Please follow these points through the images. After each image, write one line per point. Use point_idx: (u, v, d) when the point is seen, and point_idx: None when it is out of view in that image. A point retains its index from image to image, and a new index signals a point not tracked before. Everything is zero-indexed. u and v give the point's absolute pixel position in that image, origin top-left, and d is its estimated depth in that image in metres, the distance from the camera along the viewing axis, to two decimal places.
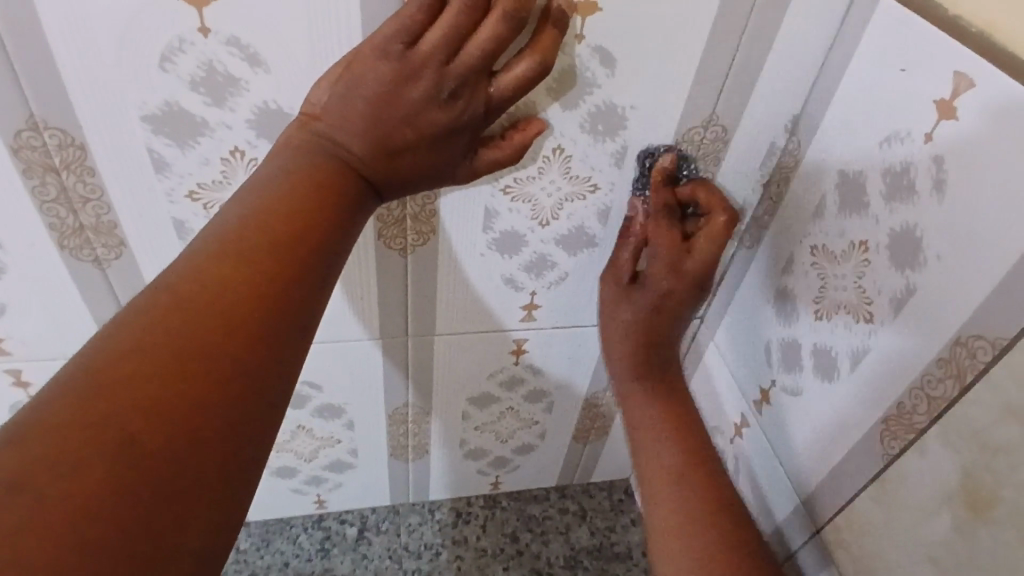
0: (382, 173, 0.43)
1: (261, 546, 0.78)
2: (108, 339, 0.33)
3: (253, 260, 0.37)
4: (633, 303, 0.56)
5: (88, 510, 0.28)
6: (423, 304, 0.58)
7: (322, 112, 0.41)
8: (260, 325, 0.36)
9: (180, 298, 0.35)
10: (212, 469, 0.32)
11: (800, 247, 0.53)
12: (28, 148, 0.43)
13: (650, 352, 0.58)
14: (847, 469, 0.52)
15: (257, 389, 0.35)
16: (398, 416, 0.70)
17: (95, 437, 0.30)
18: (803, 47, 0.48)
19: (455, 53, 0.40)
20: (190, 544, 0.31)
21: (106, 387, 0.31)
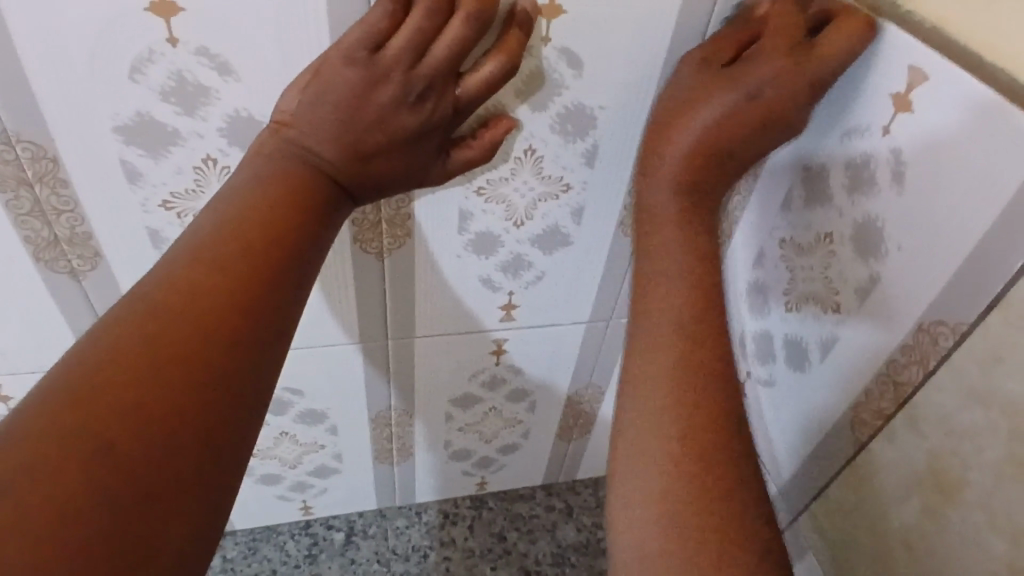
0: (356, 177, 0.43)
1: (248, 554, 0.78)
2: (85, 349, 0.34)
3: (226, 267, 0.37)
4: (715, 94, 0.45)
5: (65, 520, 0.29)
6: (402, 307, 0.59)
7: (292, 119, 0.41)
8: (236, 330, 0.36)
9: (154, 306, 0.35)
10: (193, 473, 0.32)
11: (770, 240, 0.54)
12: (0, 161, 0.43)
13: (694, 183, 0.47)
14: (820, 458, 0.53)
15: (234, 394, 0.35)
16: (381, 419, 0.70)
17: (71, 445, 0.30)
18: None
19: (420, 57, 0.41)
20: (171, 546, 0.31)
21: (81, 396, 0.32)
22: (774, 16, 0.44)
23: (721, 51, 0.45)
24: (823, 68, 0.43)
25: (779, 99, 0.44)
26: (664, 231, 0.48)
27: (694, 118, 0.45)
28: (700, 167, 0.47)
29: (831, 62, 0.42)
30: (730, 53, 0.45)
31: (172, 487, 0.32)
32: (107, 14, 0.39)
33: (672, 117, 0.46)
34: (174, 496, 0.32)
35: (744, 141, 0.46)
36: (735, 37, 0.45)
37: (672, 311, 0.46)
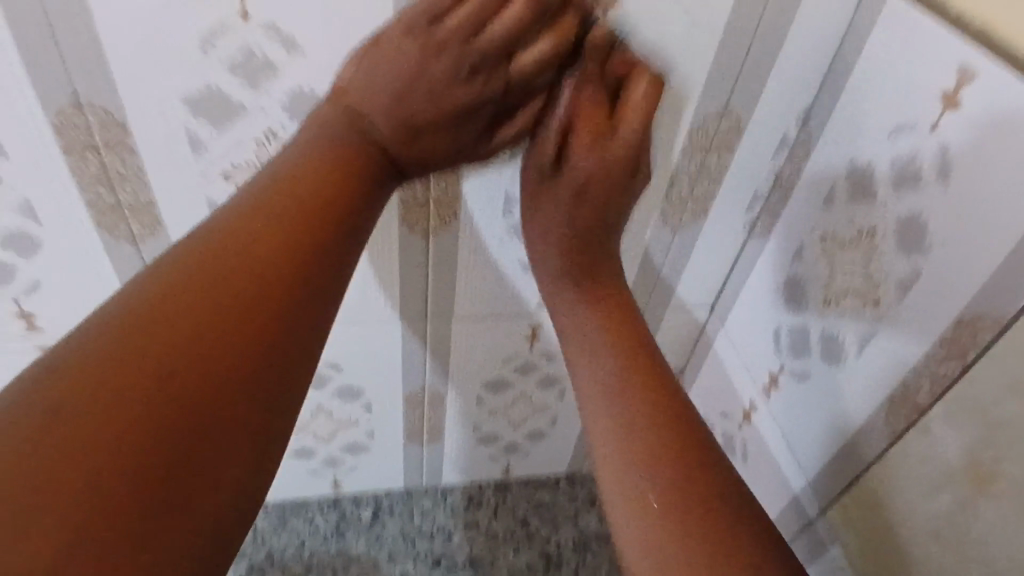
0: (406, 147, 0.45)
1: (278, 526, 0.80)
2: (144, 291, 0.36)
3: (284, 226, 0.39)
4: (575, 158, 0.49)
5: (99, 476, 0.30)
6: (443, 287, 0.60)
7: (350, 87, 0.43)
8: (293, 286, 0.38)
9: (213, 257, 0.38)
10: (225, 439, 0.34)
11: (811, 235, 0.55)
12: (70, 127, 0.45)
13: (593, 228, 0.52)
14: (853, 450, 0.53)
15: (286, 346, 0.37)
16: (414, 399, 0.72)
17: (127, 383, 0.33)
18: (817, 38, 0.49)
19: (478, 32, 0.43)
20: (217, 488, 0.34)
21: (140, 335, 0.34)
22: (636, 78, 0.47)
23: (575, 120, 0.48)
24: (633, 144, 0.48)
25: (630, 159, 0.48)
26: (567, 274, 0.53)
27: (568, 171, 0.49)
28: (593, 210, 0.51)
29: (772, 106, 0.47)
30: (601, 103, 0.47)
31: (204, 452, 0.33)
32: None
33: (542, 167, 0.50)
34: (204, 461, 0.33)
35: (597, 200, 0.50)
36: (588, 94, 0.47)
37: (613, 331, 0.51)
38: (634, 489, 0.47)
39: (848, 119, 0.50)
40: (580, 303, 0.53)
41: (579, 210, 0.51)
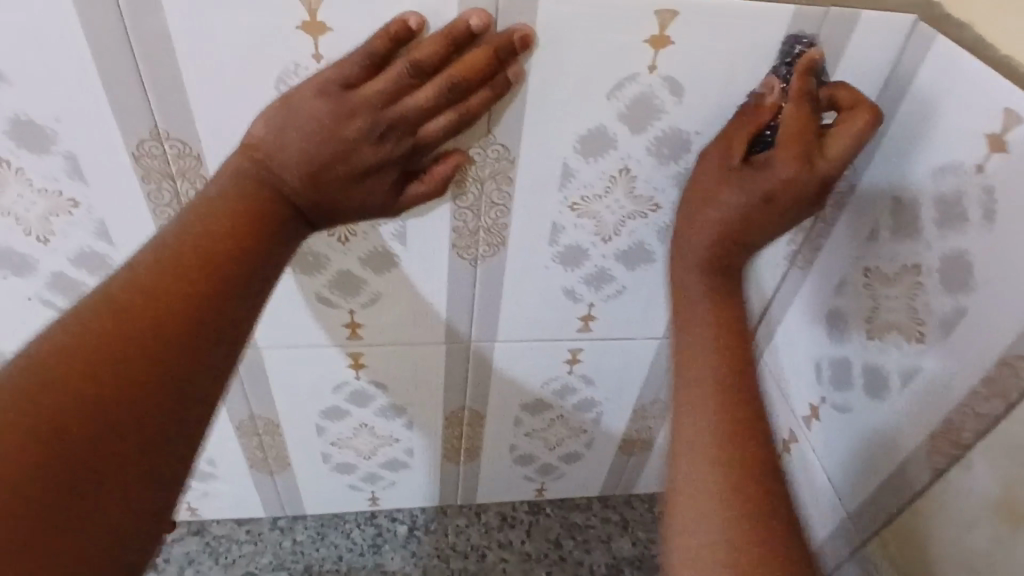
0: (314, 205, 0.45)
1: (317, 539, 0.82)
2: (61, 333, 0.36)
3: (186, 260, 0.40)
4: (725, 187, 0.50)
5: (20, 497, 0.31)
6: (488, 311, 0.62)
7: (260, 142, 0.43)
8: (189, 313, 0.39)
9: (136, 297, 0.38)
10: (113, 461, 0.35)
11: (854, 268, 0.55)
12: (149, 156, 0.48)
13: (736, 249, 0.51)
14: (892, 485, 0.53)
15: (178, 378, 0.37)
16: (454, 418, 0.74)
17: (17, 430, 0.32)
18: (863, 77, 0.51)
19: (393, 101, 0.43)
20: (92, 530, 0.33)
21: (47, 378, 0.34)
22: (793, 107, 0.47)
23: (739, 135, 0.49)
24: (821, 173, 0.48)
25: (792, 188, 0.48)
26: (695, 287, 0.52)
27: (719, 202, 0.50)
28: (723, 251, 0.51)
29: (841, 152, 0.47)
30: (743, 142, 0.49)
31: (92, 475, 0.34)
32: (261, 31, 0.43)
33: (704, 197, 0.51)
34: (99, 479, 0.34)
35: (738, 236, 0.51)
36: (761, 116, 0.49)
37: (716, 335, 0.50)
38: (703, 489, 0.45)
39: (893, 155, 0.51)
40: (705, 300, 0.52)
41: (722, 245, 0.51)
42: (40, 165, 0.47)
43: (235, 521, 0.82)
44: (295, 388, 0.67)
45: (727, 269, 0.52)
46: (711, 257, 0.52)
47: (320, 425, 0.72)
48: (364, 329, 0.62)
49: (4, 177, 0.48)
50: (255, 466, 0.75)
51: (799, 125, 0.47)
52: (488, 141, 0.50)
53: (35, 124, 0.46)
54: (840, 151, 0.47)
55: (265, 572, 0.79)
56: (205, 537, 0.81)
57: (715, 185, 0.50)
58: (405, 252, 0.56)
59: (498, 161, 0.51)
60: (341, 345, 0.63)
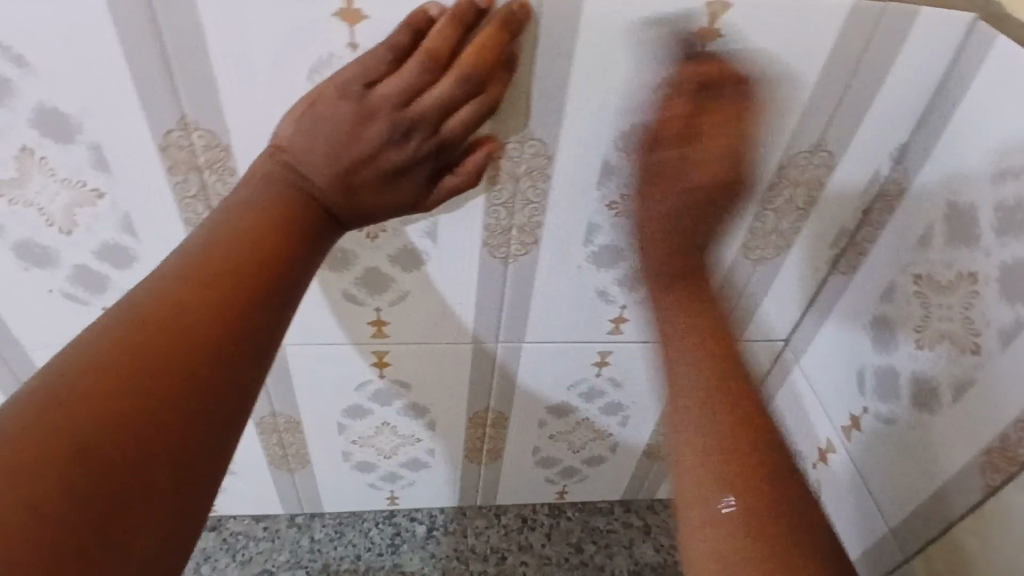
0: (344, 207, 0.43)
1: (334, 537, 0.81)
2: (95, 344, 0.35)
3: (226, 259, 0.39)
4: (675, 175, 0.44)
5: (47, 518, 0.30)
6: (517, 311, 0.60)
7: (289, 145, 0.42)
8: (232, 314, 0.37)
9: (174, 302, 0.37)
10: (148, 480, 0.33)
11: (902, 275, 0.53)
12: (176, 146, 0.47)
13: (693, 243, 0.44)
14: (940, 500, 0.51)
15: (221, 381, 0.36)
16: (477, 419, 0.72)
17: (54, 447, 0.31)
18: (920, 74, 0.48)
19: (412, 100, 0.41)
20: (141, 540, 0.32)
21: (83, 390, 0.33)
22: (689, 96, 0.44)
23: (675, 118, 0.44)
24: (732, 144, 0.43)
25: (729, 164, 0.43)
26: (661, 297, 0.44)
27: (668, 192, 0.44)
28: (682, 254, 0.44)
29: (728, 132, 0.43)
30: (689, 104, 0.44)
31: (126, 494, 0.32)
32: (296, 19, 0.41)
33: (665, 183, 0.44)
34: (131, 499, 0.32)
35: (706, 218, 0.44)
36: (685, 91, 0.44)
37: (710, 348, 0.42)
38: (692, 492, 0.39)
39: (952, 157, 0.48)
40: (671, 309, 0.43)
41: (693, 222, 0.44)
42: (64, 155, 0.46)
43: (253, 518, 0.81)
44: (317, 386, 0.66)
45: (693, 251, 0.44)
46: (669, 256, 0.44)
47: (341, 423, 0.70)
48: (389, 328, 0.60)
49: (27, 167, 0.46)
50: (274, 463, 0.74)
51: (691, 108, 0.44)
52: (523, 134, 0.48)
53: (60, 113, 0.44)
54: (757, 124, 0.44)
55: (283, 570, 0.78)
56: (223, 533, 0.80)
57: (673, 175, 0.44)
58: (435, 250, 0.54)
59: (534, 157, 0.49)
60: (366, 343, 0.62)
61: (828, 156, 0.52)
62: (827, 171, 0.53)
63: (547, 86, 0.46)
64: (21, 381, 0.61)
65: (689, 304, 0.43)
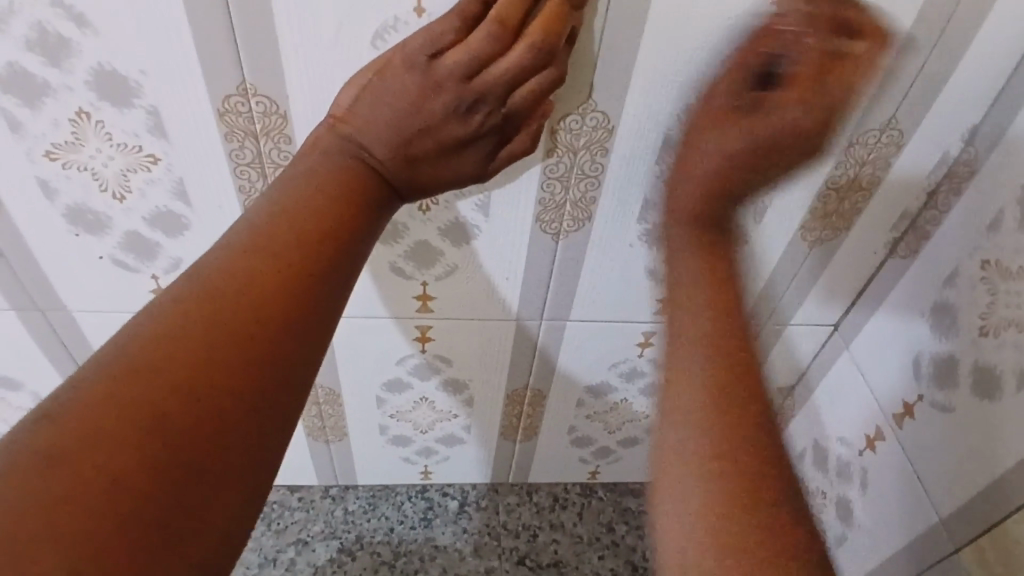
0: (406, 180, 0.42)
1: (368, 510, 0.81)
2: (161, 316, 0.35)
3: (290, 230, 0.38)
4: (731, 127, 0.41)
5: (124, 493, 0.30)
6: (564, 288, 0.59)
7: (349, 115, 0.41)
8: (299, 287, 0.37)
9: (239, 274, 0.36)
10: (221, 455, 0.33)
11: (969, 260, 0.52)
12: (234, 113, 0.46)
13: (723, 200, 0.42)
14: (998, 491, 0.50)
15: (289, 355, 0.36)
16: (515, 397, 0.72)
17: (129, 420, 0.31)
18: (999, 52, 0.46)
19: (478, 72, 0.39)
20: (219, 514, 0.32)
21: (152, 363, 0.33)
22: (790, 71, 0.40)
23: (735, 78, 0.41)
24: (781, 131, 0.41)
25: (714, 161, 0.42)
26: (677, 242, 0.43)
27: (714, 146, 0.42)
28: (701, 229, 0.42)
29: (775, 122, 0.41)
30: (736, 83, 0.42)
31: (200, 467, 0.32)
32: None
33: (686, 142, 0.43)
34: (209, 473, 0.32)
35: (751, 174, 0.42)
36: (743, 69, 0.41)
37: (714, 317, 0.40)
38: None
39: None
40: (691, 255, 0.42)
41: (721, 195, 0.42)
42: (121, 118, 0.46)
43: (288, 488, 0.82)
44: (358, 359, 0.66)
45: (718, 226, 0.43)
46: (695, 214, 0.42)
47: (380, 397, 0.70)
48: (434, 303, 0.60)
49: (83, 130, 0.46)
50: (312, 434, 0.74)
51: (817, 67, 0.40)
52: (587, 106, 0.46)
53: (118, 75, 0.44)
54: (790, 105, 0.40)
55: (318, 540, 0.79)
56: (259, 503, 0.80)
57: (688, 147, 0.43)
58: (486, 225, 0.53)
59: (595, 130, 0.48)
60: (410, 318, 0.61)
61: (897, 135, 0.51)
62: (894, 151, 0.52)
63: (615, 58, 0.44)
64: (67, 346, 0.62)
65: (707, 271, 0.41)
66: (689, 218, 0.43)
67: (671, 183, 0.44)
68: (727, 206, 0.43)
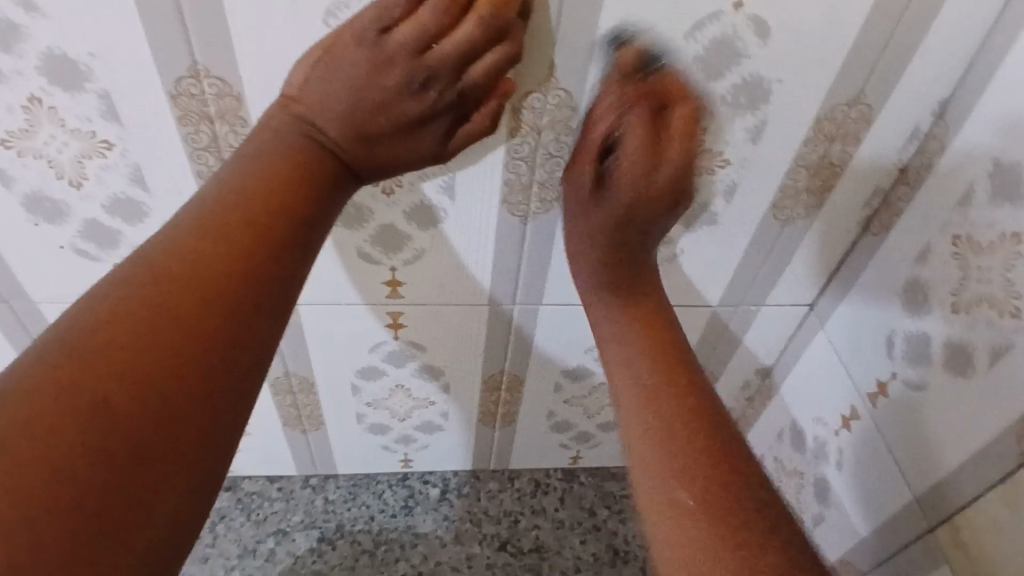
0: (361, 159, 0.41)
1: (348, 499, 0.81)
2: (105, 300, 0.34)
3: (241, 211, 0.37)
4: (590, 206, 0.47)
5: (65, 480, 0.29)
6: (536, 272, 0.59)
7: (301, 94, 0.40)
8: (254, 269, 0.36)
9: (187, 256, 0.35)
10: (170, 442, 0.32)
11: (940, 236, 0.51)
12: (187, 95, 0.45)
13: (621, 257, 0.48)
14: (971, 468, 0.50)
15: (241, 338, 0.35)
16: (492, 382, 0.71)
17: (70, 407, 0.30)
18: (967, 24, 0.46)
19: (429, 47, 0.39)
20: (167, 501, 0.32)
21: (94, 348, 0.32)
22: (626, 125, 0.44)
23: (585, 154, 0.46)
24: (659, 174, 0.45)
25: (620, 207, 0.46)
26: (599, 311, 0.48)
27: (581, 216, 0.48)
28: (610, 279, 0.48)
29: (676, 164, 0.45)
30: (596, 151, 0.46)
31: (145, 454, 0.31)
32: None
33: (574, 215, 0.48)
34: (156, 458, 0.31)
35: (631, 240, 0.48)
36: (589, 144, 0.46)
37: (651, 348, 0.45)
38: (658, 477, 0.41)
39: (998, 113, 0.46)
40: (604, 312, 0.48)
41: (614, 256, 0.48)
42: (72, 102, 0.44)
43: (267, 478, 0.81)
44: (330, 347, 0.65)
45: (632, 270, 0.48)
46: (605, 276, 0.48)
47: (355, 385, 0.70)
48: (404, 288, 0.59)
49: (35, 115, 0.45)
50: (289, 423, 0.74)
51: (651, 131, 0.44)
52: (548, 85, 0.46)
53: (69, 59, 0.42)
54: (630, 168, 0.45)
55: (298, 530, 0.78)
56: (237, 493, 0.80)
57: (572, 220, 0.49)
58: (452, 207, 0.52)
59: (559, 108, 0.47)
60: (381, 304, 0.60)
61: (866, 110, 0.50)
62: (863, 126, 0.51)
63: (575, 32, 0.43)
64: (32, 337, 0.61)
65: (626, 308, 0.47)
66: (591, 283, 0.49)
67: (568, 235, 0.50)
68: (627, 265, 0.48)
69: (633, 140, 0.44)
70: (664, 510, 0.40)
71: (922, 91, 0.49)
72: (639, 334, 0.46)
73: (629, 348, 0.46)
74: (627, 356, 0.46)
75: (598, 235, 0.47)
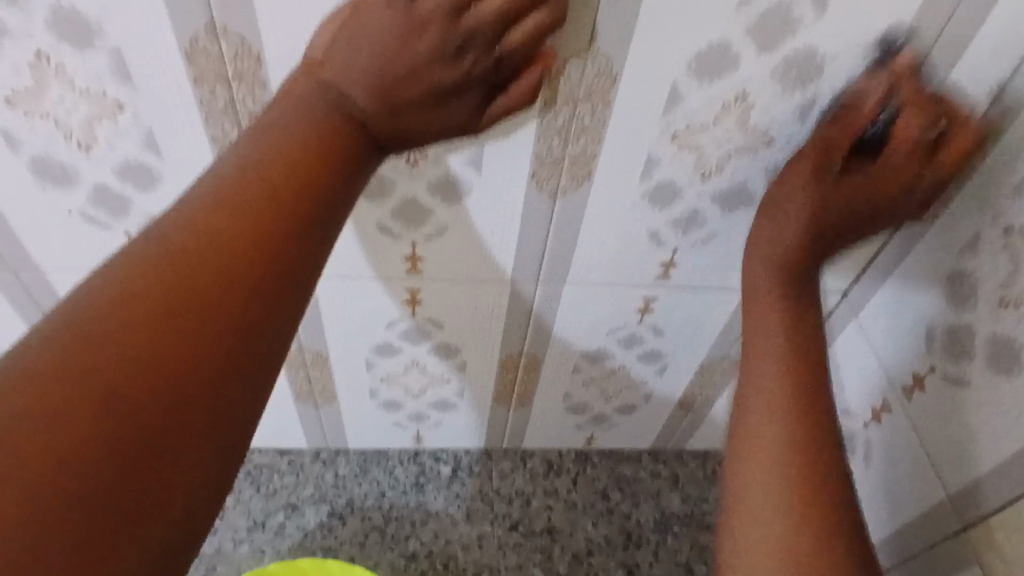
0: (390, 130, 0.38)
1: (358, 474, 0.80)
2: (116, 278, 0.32)
3: (261, 185, 0.34)
4: (822, 184, 0.50)
5: (72, 472, 0.27)
6: (562, 251, 0.56)
7: (325, 58, 0.37)
8: (276, 248, 0.34)
9: (204, 233, 0.33)
10: (185, 433, 0.30)
11: (991, 226, 0.49)
12: (202, 54, 0.42)
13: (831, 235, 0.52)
14: (1011, 469, 0.48)
15: (261, 320, 0.33)
16: (510, 362, 0.69)
17: (81, 391, 0.29)
18: None
19: (466, 8, 0.36)
20: (182, 492, 0.30)
21: (106, 329, 0.30)
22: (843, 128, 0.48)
23: (852, 129, 0.48)
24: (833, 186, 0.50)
25: (818, 179, 0.49)
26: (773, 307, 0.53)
27: (790, 206, 0.51)
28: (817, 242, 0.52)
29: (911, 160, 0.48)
30: (813, 158, 0.49)
31: (159, 444, 0.29)
32: None
33: (788, 190, 0.51)
34: (170, 447, 0.30)
35: (853, 220, 0.51)
36: (854, 126, 0.48)
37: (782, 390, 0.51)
38: (772, 500, 0.49)
39: None
40: (777, 328, 0.53)
41: (825, 215, 0.51)
42: (81, 61, 0.42)
43: (278, 451, 0.80)
44: (344, 322, 0.63)
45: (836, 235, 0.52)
46: (820, 225, 0.51)
47: (370, 361, 0.68)
48: (425, 265, 0.57)
49: (43, 74, 0.42)
50: (301, 398, 0.72)
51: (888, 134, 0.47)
52: (589, 54, 0.43)
53: (78, 12, 0.39)
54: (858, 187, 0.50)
55: (308, 505, 0.78)
56: (247, 467, 0.79)
57: (769, 217, 0.52)
58: (479, 181, 0.50)
59: (598, 79, 0.44)
60: (399, 279, 0.58)
61: (922, 90, 0.47)
62: None
63: None
64: (39, 303, 0.59)
65: (794, 324, 0.53)
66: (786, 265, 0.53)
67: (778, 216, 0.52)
68: (860, 224, 0.52)
69: (832, 138, 0.48)
70: (771, 519, 0.48)
71: (984, 71, 0.46)
72: (777, 368, 0.52)
73: (778, 400, 0.51)
74: (765, 389, 0.52)
75: (815, 212, 0.50)
